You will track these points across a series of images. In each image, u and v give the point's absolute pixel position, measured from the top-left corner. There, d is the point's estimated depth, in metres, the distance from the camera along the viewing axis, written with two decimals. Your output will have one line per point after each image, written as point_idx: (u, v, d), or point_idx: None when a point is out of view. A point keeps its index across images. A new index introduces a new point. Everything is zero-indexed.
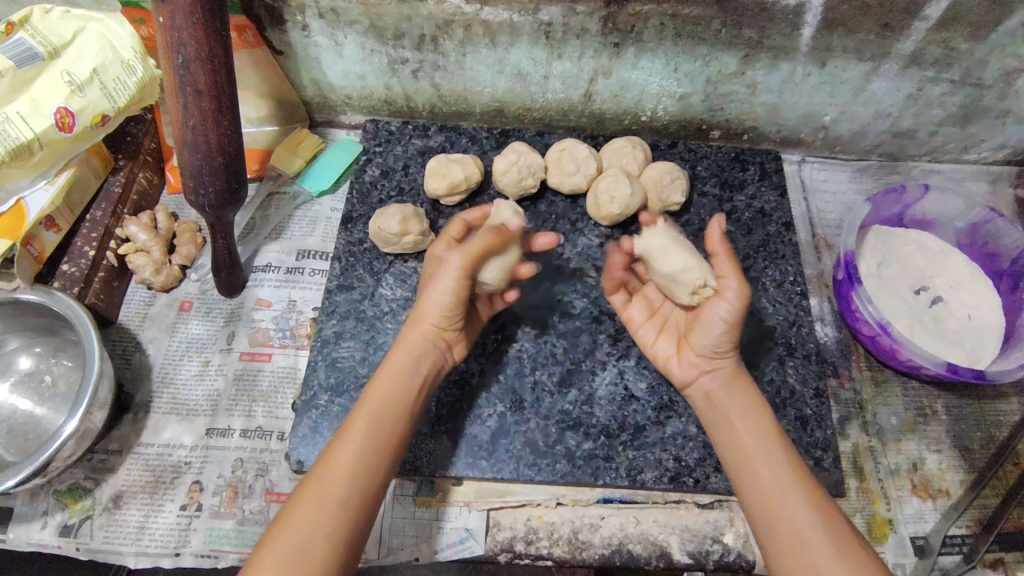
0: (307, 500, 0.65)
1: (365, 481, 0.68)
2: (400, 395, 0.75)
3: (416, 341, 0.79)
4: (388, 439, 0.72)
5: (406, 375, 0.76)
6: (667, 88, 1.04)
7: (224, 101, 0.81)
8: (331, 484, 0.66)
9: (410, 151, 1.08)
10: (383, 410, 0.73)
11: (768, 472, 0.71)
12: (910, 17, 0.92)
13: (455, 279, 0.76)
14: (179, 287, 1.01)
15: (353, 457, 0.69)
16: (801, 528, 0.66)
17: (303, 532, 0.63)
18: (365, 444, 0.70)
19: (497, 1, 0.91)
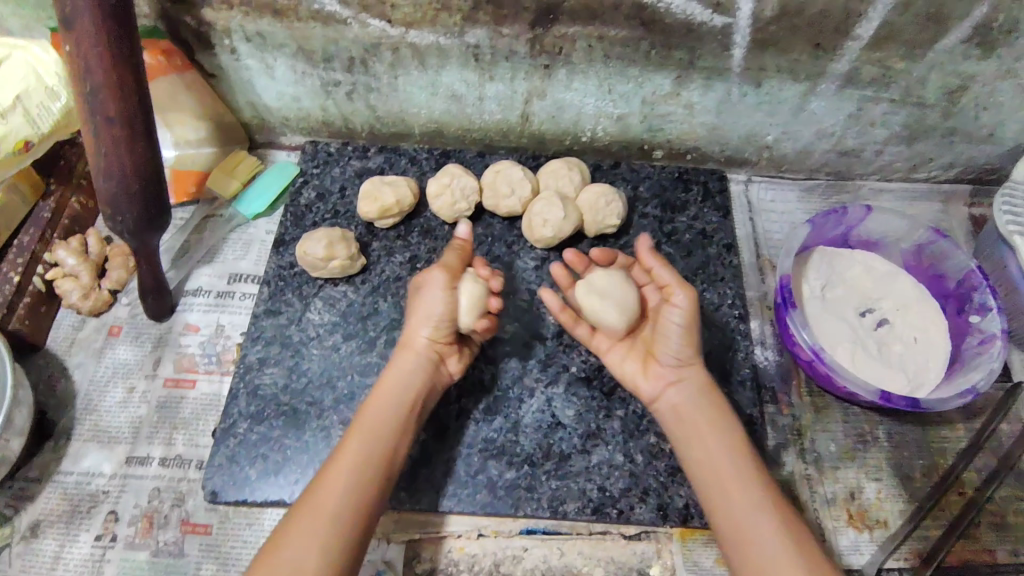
0: (306, 520, 0.67)
1: (361, 493, 0.70)
2: (394, 409, 0.77)
3: (412, 357, 0.80)
4: (380, 451, 0.73)
5: (400, 390, 0.78)
6: (603, 109, 1.03)
7: (138, 128, 0.81)
8: (327, 502, 0.68)
9: (347, 173, 1.08)
10: (373, 437, 0.74)
11: (739, 496, 0.73)
12: (841, 37, 0.90)
13: (442, 288, 0.80)
14: (110, 311, 1.00)
15: (347, 480, 0.70)
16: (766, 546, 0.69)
17: (300, 548, 0.65)
18: (358, 464, 0.71)
19: (422, 24, 0.90)
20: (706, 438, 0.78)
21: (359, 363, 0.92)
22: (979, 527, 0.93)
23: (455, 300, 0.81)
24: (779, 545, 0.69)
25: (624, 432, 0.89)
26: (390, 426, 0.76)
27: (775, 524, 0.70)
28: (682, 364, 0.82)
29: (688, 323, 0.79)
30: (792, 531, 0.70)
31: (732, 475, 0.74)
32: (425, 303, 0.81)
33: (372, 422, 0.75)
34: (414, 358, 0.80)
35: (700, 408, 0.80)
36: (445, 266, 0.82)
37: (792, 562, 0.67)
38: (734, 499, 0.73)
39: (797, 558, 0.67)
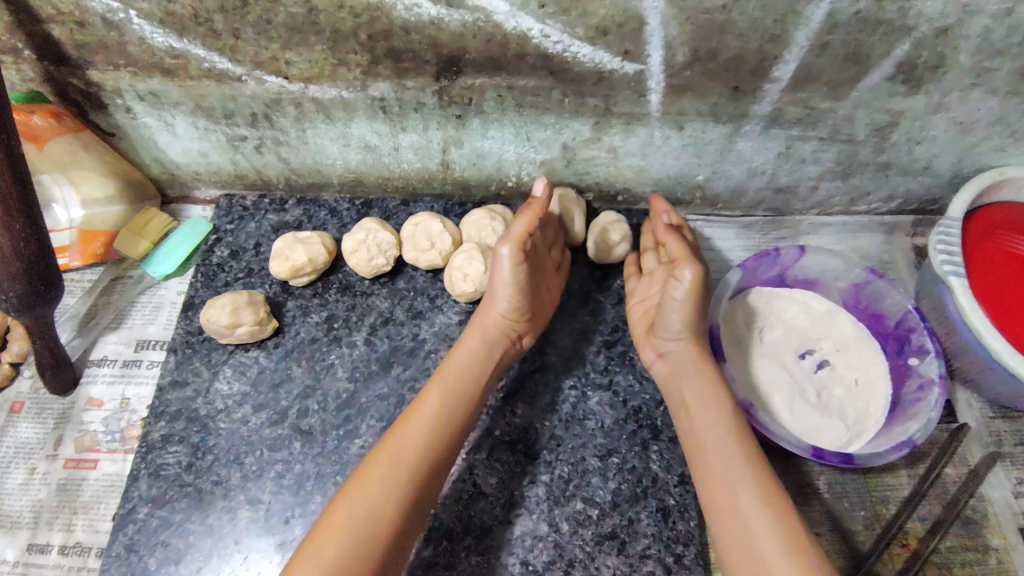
0: (387, 465, 0.72)
1: (434, 451, 0.75)
2: (471, 374, 0.82)
3: (489, 326, 0.86)
4: (457, 412, 0.79)
5: (479, 357, 0.84)
6: (525, 155, 0.99)
7: (14, 202, 0.77)
8: (405, 454, 0.73)
9: (263, 228, 1.04)
10: (457, 394, 0.80)
11: (713, 448, 0.77)
12: (759, 80, 0.87)
13: (511, 260, 0.82)
14: (11, 386, 0.96)
15: (424, 433, 0.76)
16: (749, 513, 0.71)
17: (368, 497, 0.70)
18: (437, 421, 0.77)
19: (321, 79, 0.86)
20: (692, 394, 0.82)
21: (269, 436, 0.88)
22: None
23: (521, 274, 0.83)
24: (754, 502, 0.71)
25: (550, 499, 0.86)
26: (468, 392, 0.81)
27: (750, 477, 0.73)
28: (681, 337, 0.85)
29: (693, 296, 0.82)
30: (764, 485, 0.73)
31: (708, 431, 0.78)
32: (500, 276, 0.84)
33: (450, 382, 0.81)
34: (485, 328, 0.86)
35: (687, 372, 0.84)
36: (510, 237, 0.81)
37: (757, 512, 0.71)
38: (710, 452, 0.77)
39: (773, 518, 0.70)
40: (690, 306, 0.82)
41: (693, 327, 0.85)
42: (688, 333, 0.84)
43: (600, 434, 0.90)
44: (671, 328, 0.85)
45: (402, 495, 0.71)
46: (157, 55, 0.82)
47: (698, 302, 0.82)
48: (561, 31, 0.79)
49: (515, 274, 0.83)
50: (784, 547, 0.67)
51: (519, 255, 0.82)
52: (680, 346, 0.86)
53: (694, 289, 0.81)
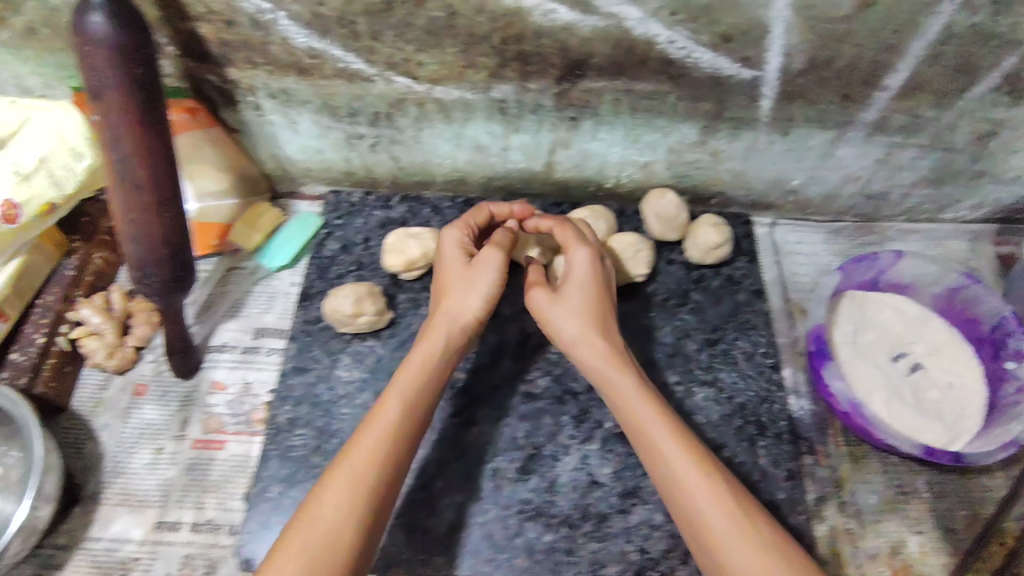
0: (340, 478, 0.68)
1: (391, 462, 0.71)
2: (430, 378, 0.78)
3: (446, 327, 0.82)
4: (416, 420, 0.75)
5: (438, 358, 0.80)
6: (629, 157, 1.02)
7: (167, 192, 0.80)
8: (359, 468, 0.69)
9: (371, 223, 1.08)
10: (414, 397, 0.76)
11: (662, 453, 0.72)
12: (869, 89, 0.90)
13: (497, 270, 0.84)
14: (135, 369, 0.99)
15: (383, 444, 0.71)
16: (701, 509, 0.68)
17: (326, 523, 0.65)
18: (392, 428, 0.73)
19: (448, 81, 0.90)
20: (628, 395, 0.77)
21: None
22: None
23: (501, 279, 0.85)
24: (706, 492, 0.68)
25: None
26: (426, 395, 0.77)
27: (710, 476, 0.70)
28: (574, 327, 0.82)
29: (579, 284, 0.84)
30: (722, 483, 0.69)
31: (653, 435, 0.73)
32: (480, 280, 0.83)
33: (406, 387, 0.77)
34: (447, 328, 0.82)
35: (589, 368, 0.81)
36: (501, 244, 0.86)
37: (720, 513, 0.67)
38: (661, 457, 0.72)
39: (727, 509, 0.67)
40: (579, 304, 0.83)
41: (586, 312, 0.82)
42: (574, 339, 0.82)
43: (708, 428, 0.93)
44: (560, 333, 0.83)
45: (361, 517, 0.66)
46: (296, 55, 0.86)
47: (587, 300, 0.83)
48: (687, 38, 0.82)
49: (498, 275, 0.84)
50: (757, 549, 0.64)
51: (502, 266, 0.85)
52: (575, 335, 0.82)
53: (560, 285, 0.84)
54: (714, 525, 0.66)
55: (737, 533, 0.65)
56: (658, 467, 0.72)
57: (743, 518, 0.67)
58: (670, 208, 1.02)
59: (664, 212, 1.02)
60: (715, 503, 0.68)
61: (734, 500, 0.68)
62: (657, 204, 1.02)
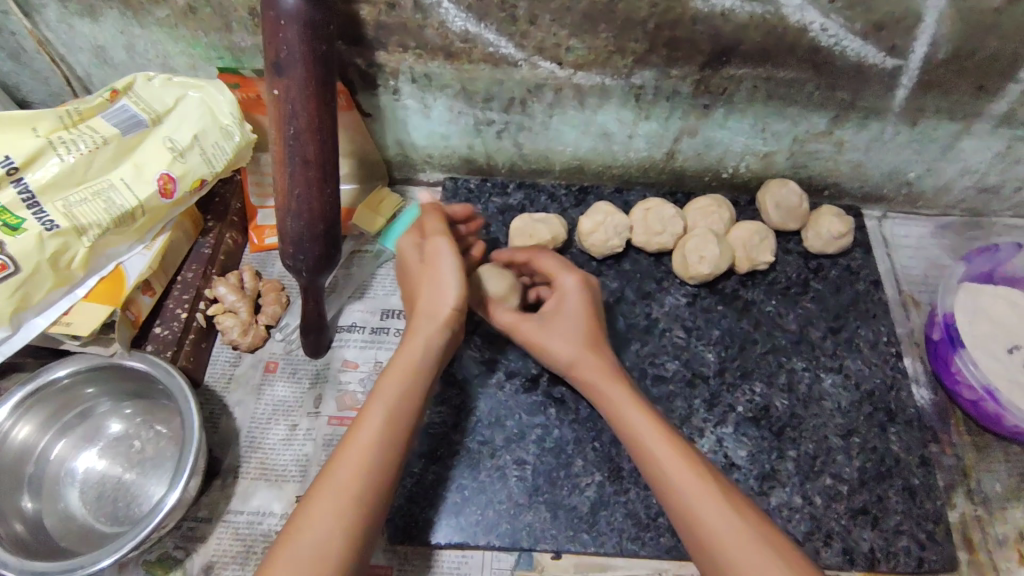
0: (328, 488, 0.68)
1: (380, 466, 0.70)
2: (411, 379, 0.77)
3: (424, 327, 0.81)
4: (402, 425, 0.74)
5: (422, 358, 0.79)
6: (752, 146, 1.03)
7: (329, 169, 0.82)
8: (348, 475, 0.69)
9: (490, 209, 1.10)
10: (399, 398, 0.75)
11: (660, 460, 0.72)
12: (1005, 80, 0.91)
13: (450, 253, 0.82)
14: (264, 347, 1.00)
15: (367, 449, 0.71)
16: (704, 519, 0.67)
17: (317, 530, 0.65)
18: (382, 430, 0.72)
19: (591, 66, 0.91)
20: (625, 411, 0.78)
21: (525, 402, 0.92)
22: None
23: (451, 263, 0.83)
24: (710, 504, 0.67)
25: (800, 474, 0.89)
26: (412, 398, 0.76)
27: (704, 485, 0.69)
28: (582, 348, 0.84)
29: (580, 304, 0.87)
30: (718, 486, 0.69)
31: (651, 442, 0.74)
32: (440, 274, 0.83)
33: (389, 387, 0.76)
34: (427, 325, 0.81)
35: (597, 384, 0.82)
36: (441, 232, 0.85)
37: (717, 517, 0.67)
38: (658, 464, 0.72)
39: (725, 517, 0.66)
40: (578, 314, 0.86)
41: (583, 336, 0.85)
42: (579, 350, 0.84)
43: (838, 414, 0.94)
44: (563, 343, 0.84)
45: (349, 524, 0.66)
46: (449, 38, 0.89)
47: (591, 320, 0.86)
48: (840, 26, 0.84)
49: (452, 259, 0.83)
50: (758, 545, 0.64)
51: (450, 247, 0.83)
52: (573, 357, 0.84)
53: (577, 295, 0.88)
54: (714, 536, 0.65)
55: (744, 545, 0.64)
56: (658, 479, 0.72)
57: (739, 518, 0.66)
58: (790, 199, 1.04)
59: (784, 200, 1.04)
60: (720, 513, 0.66)
61: (736, 509, 0.67)
62: (775, 194, 1.05)
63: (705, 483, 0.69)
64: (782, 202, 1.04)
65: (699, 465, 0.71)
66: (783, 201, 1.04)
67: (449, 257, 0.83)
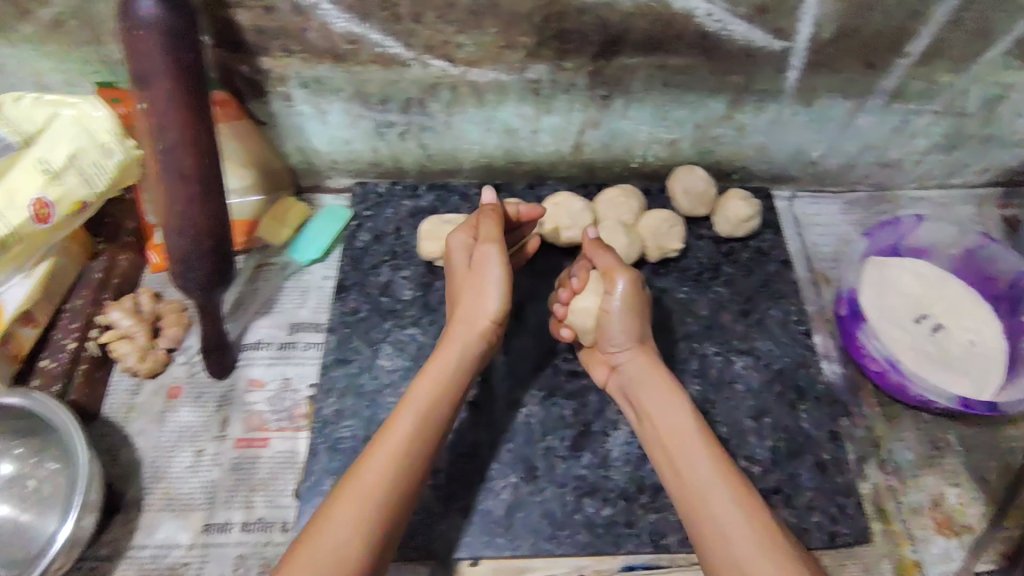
0: (352, 493, 0.69)
1: (405, 473, 0.71)
2: (444, 387, 0.79)
3: (458, 339, 0.83)
4: (431, 435, 0.75)
5: (457, 369, 0.81)
6: (657, 135, 1.03)
7: (210, 181, 0.78)
8: (372, 478, 0.70)
9: (401, 213, 1.07)
10: (427, 407, 0.77)
11: (692, 468, 0.73)
12: (892, 55, 0.92)
13: (499, 261, 0.84)
14: (166, 372, 0.97)
15: (398, 455, 0.72)
16: (723, 527, 0.68)
17: (342, 532, 0.66)
18: (408, 444, 0.73)
19: (484, 62, 0.90)
20: (666, 417, 0.79)
21: None
22: None
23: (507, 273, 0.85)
24: (734, 514, 0.69)
25: None
26: (442, 409, 0.78)
27: (730, 495, 0.70)
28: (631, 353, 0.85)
29: (630, 306, 0.85)
30: (749, 505, 0.69)
31: (683, 449, 0.75)
32: (488, 284, 0.85)
33: (421, 396, 0.77)
34: (465, 333, 0.83)
35: (644, 385, 0.83)
36: (489, 238, 0.86)
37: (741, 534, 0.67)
38: (687, 471, 0.74)
39: (749, 524, 0.67)
40: (626, 313, 0.85)
41: (636, 335, 0.85)
42: (635, 341, 0.85)
43: (750, 396, 0.96)
44: (614, 338, 0.85)
45: (372, 530, 0.67)
46: (334, 41, 0.86)
47: (638, 315, 0.86)
48: (724, 10, 0.84)
49: (500, 269, 0.85)
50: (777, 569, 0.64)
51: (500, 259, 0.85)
52: (629, 359, 0.85)
53: (628, 298, 0.85)
54: (734, 543, 0.67)
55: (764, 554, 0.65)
56: (687, 484, 0.73)
57: (764, 538, 0.66)
58: (699, 184, 1.05)
59: (692, 186, 1.04)
60: (743, 523, 0.68)
61: (759, 519, 0.68)
62: (682, 181, 1.05)
63: (737, 491, 0.70)
64: (689, 189, 1.05)
65: (733, 475, 0.72)
66: (690, 188, 1.05)
67: (496, 266, 0.85)
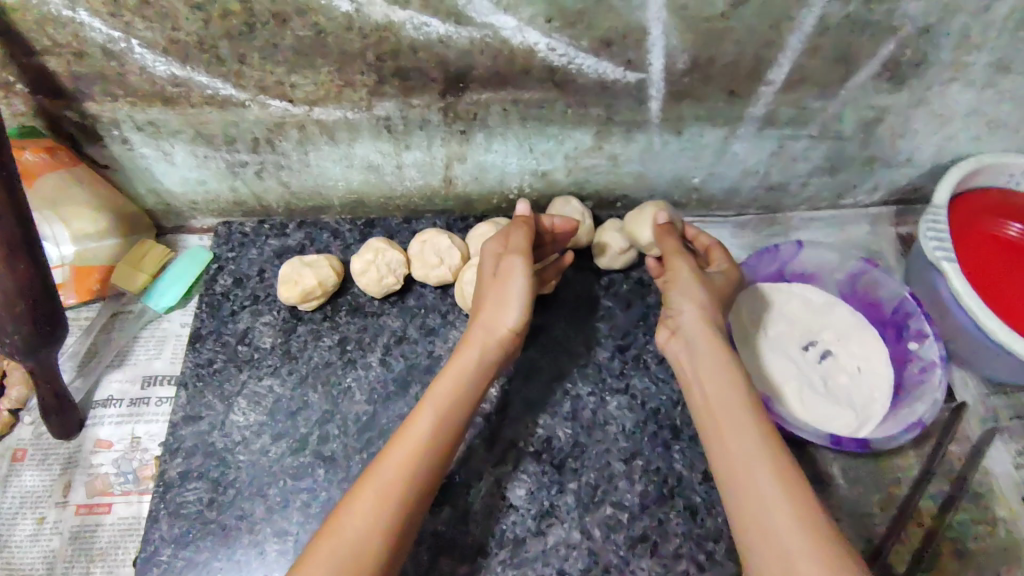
0: (369, 490, 0.68)
1: (424, 470, 0.71)
2: (467, 383, 0.78)
3: (474, 343, 0.80)
4: (450, 433, 0.74)
5: (475, 366, 0.79)
6: (527, 167, 1.00)
7: (16, 244, 0.73)
8: (392, 476, 0.69)
9: (266, 253, 1.03)
10: (450, 400, 0.76)
11: (743, 463, 0.70)
12: (754, 83, 0.89)
13: (526, 279, 0.82)
14: (12, 433, 0.92)
15: (420, 448, 0.71)
16: (769, 511, 0.66)
17: (359, 529, 0.65)
18: (425, 444, 0.72)
19: (326, 101, 0.85)
20: (721, 394, 0.76)
21: (290, 465, 0.87)
22: (941, 558, 0.92)
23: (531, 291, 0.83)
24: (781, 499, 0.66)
25: (580, 507, 0.87)
26: (463, 405, 0.77)
27: (770, 474, 0.68)
28: (697, 332, 0.81)
29: (696, 275, 0.86)
30: (793, 488, 0.67)
31: (730, 423, 0.73)
32: (508, 294, 0.82)
33: (442, 392, 0.76)
34: (485, 336, 0.81)
35: (705, 360, 0.79)
36: (521, 251, 0.83)
37: (793, 531, 0.64)
38: (739, 463, 0.70)
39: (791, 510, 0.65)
40: (694, 280, 0.85)
41: (707, 306, 0.83)
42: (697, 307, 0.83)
43: (622, 438, 0.91)
44: (679, 300, 0.85)
45: (393, 527, 0.66)
46: (158, 84, 0.81)
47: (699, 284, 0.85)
48: (567, 44, 0.80)
49: (529, 285, 0.82)
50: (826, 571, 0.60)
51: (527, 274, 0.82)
52: (690, 328, 0.82)
53: (696, 275, 0.86)
54: (774, 527, 0.65)
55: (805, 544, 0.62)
56: (731, 458, 0.71)
57: (818, 542, 0.63)
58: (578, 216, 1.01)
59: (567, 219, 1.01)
60: (786, 510, 0.65)
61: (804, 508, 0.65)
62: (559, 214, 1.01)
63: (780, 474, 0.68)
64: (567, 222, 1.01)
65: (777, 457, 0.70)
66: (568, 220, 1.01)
67: (521, 279, 0.82)
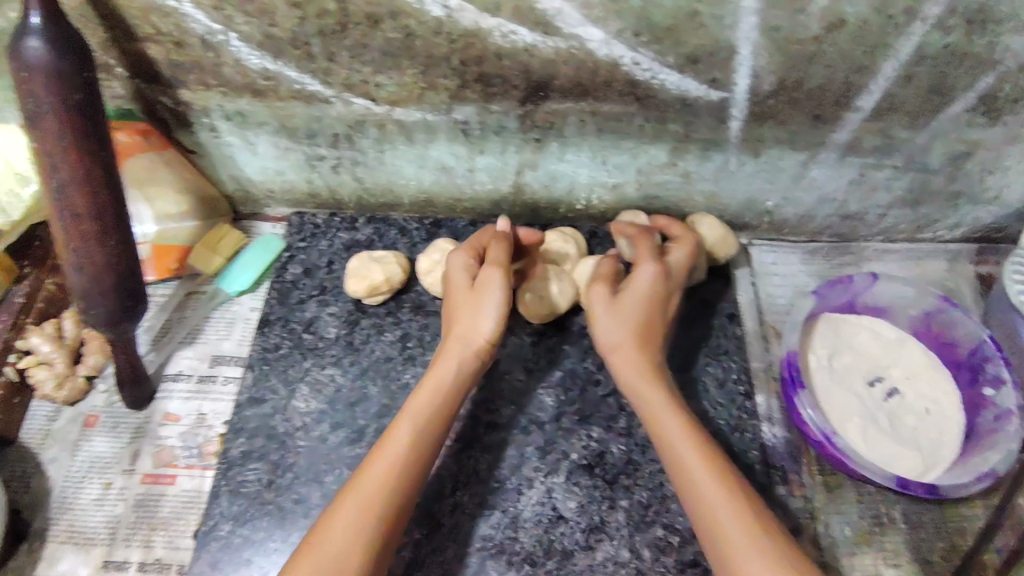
0: (350, 503, 0.68)
1: (401, 485, 0.71)
2: (443, 395, 0.79)
3: (453, 353, 0.82)
4: (426, 452, 0.74)
5: (453, 383, 0.80)
6: (597, 179, 0.99)
7: (109, 221, 0.77)
8: (374, 488, 0.69)
9: (335, 246, 1.06)
10: (425, 415, 0.77)
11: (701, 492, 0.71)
12: (842, 109, 0.87)
13: (501, 288, 0.84)
14: (86, 400, 0.97)
15: (398, 462, 0.72)
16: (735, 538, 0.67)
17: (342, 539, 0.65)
18: (401, 455, 0.73)
19: (407, 102, 0.87)
20: (669, 423, 0.77)
21: (347, 455, 0.89)
22: None
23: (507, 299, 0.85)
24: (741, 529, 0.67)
25: (630, 525, 0.85)
26: (435, 421, 0.77)
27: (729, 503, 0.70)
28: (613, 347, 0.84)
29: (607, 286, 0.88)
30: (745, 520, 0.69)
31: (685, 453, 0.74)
32: (484, 304, 0.84)
33: (422, 404, 0.77)
34: (460, 346, 0.83)
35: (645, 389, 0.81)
36: (498, 263, 0.86)
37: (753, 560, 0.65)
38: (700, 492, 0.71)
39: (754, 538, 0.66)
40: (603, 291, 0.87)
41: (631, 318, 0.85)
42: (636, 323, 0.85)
43: None
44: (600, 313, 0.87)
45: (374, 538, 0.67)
46: (251, 76, 0.84)
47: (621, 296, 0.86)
48: (652, 59, 0.80)
49: (504, 293, 0.84)
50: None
51: (504, 284, 0.85)
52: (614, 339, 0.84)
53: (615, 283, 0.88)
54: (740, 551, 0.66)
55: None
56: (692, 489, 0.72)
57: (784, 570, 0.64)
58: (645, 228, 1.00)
59: None
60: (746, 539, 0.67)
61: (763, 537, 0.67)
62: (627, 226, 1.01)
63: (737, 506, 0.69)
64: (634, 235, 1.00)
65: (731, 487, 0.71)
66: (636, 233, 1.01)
67: (498, 290, 0.85)
